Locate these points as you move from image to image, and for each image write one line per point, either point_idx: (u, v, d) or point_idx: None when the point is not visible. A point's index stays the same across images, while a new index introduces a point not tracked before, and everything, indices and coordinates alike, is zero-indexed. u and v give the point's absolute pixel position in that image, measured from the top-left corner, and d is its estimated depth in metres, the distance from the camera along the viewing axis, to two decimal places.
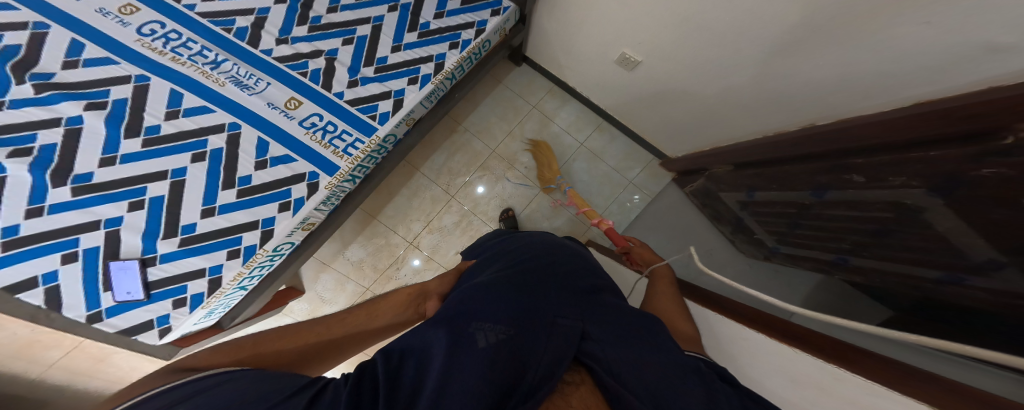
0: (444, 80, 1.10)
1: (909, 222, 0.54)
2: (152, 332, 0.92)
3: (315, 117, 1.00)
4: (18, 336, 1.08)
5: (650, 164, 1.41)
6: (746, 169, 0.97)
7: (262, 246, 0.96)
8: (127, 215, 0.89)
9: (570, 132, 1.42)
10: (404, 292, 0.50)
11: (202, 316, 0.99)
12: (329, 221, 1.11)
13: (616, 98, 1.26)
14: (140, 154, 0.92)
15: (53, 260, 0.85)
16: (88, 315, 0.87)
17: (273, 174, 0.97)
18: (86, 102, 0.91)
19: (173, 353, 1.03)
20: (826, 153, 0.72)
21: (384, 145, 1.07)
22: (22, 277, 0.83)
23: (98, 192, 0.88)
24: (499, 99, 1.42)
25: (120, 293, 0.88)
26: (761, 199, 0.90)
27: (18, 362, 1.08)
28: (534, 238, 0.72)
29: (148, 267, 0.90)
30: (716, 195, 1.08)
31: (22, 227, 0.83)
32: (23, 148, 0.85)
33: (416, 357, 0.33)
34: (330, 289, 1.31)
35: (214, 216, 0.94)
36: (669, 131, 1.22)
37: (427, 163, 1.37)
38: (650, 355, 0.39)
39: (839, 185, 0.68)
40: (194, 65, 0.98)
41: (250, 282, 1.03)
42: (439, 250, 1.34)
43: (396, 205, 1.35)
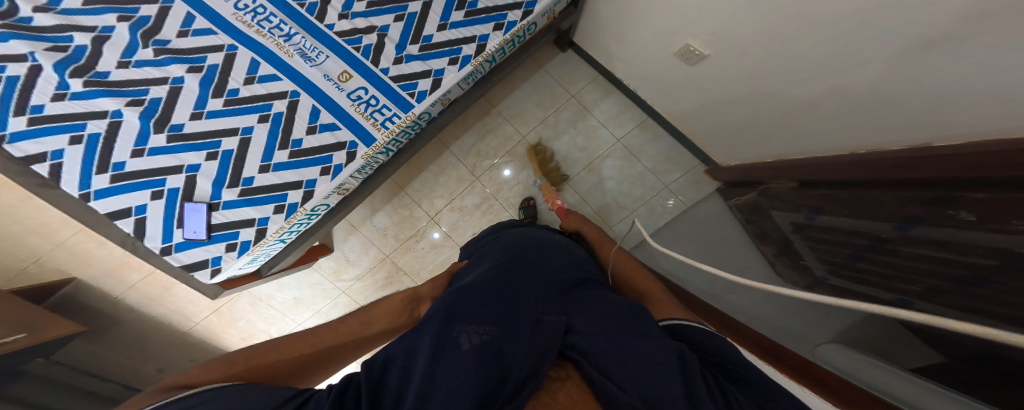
0: (484, 62, 1.05)
1: (1016, 274, 0.41)
2: (205, 270, 0.96)
3: (361, 91, 0.99)
4: (113, 256, 1.22)
5: (693, 170, 1.30)
6: (813, 188, 0.85)
7: (303, 204, 0.97)
8: (204, 164, 0.94)
9: (607, 127, 1.32)
10: (397, 297, 0.53)
11: (246, 262, 1.01)
12: (361, 189, 1.11)
13: (670, 96, 1.15)
14: (222, 112, 0.96)
15: (144, 195, 0.91)
16: (161, 247, 0.93)
17: (320, 141, 0.98)
18: (188, 66, 0.97)
19: (219, 294, 1.05)
20: (924, 181, 0.59)
21: (418, 123, 1.05)
22: (118, 206, 0.90)
23: (186, 141, 0.94)
24: (538, 85, 1.35)
25: (188, 231, 0.93)
26: (824, 224, 0.78)
27: (108, 278, 1.22)
28: (525, 235, 0.81)
29: (213, 211, 0.94)
30: (766, 212, 0.98)
31: (127, 165, 0.91)
32: (139, 99, 0.93)
33: (399, 361, 0.38)
34: (355, 251, 1.34)
35: (269, 173, 0.96)
36: (725, 135, 1.10)
37: (458, 142, 1.35)
38: (636, 340, 0.41)
39: (935, 220, 0.55)
40: (272, 37, 1.00)
41: (288, 236, 1.04)
42: (457, 229, 1.33)
43: (423, 180, 1.34)
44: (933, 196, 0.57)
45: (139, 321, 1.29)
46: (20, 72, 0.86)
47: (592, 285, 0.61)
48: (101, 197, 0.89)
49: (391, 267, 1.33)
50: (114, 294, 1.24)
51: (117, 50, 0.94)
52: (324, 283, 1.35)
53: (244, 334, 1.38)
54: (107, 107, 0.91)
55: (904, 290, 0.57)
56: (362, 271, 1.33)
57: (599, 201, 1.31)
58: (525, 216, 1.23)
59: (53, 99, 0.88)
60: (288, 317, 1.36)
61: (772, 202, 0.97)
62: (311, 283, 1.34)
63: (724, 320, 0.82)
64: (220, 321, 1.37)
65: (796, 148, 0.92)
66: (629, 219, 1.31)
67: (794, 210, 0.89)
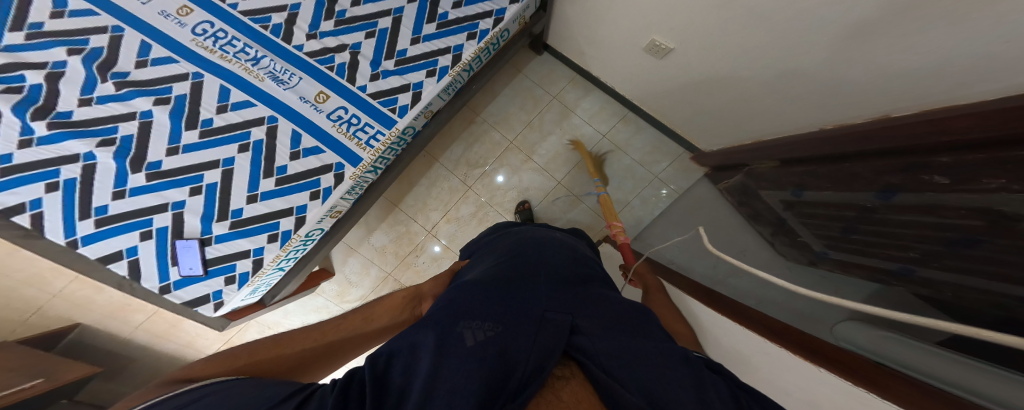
0: (462, 72, 1.07)
1: (997, 232, 0.42)
2: (208, 304, 0.99)
3: (340, 110, 1.02)
4: (112, 299, 1.23)
5: (680, 158, 1.31)
6: (795, 165, 0.86)
7: (296, 231, 1.00)
8: (188, 199, 0.97)
9: (591, 124, 1.34)
10: (398, 296, 0.56)
11: (248, 293, 1.04)
12: (354, 209, 1.14)
13: (646, 89, 1.16)
14: (199, 145, 1.00)
15: (132, 236, 0.95)
16: (160, 287, 0.96)
17: (305, 165, 1.01)
18: (154, 98, 1.00)
19: (225, 325, 1.09)
20: (901, 150, 0.60)
21: (403, 137, 1.08)
22: (108, 251, 0.93)
23: (166, 178, 0.97)
24: (518, 90, 1.37)
25: (184, 268, 0.96)
26: (811, 198, 0.78)
27: (112, 321, 1.24)
28: (525, 234, 0.82)
29: (206, 246, 0.97)
30: (755, 192, 0.97)
31: (110, 207, 0.94)
32: (108, 138, 0.96)
33: (403, 356, 0.39)
34: (356, 272, 1.36)
35: (256, 202, 0.99)
36: (705, 123, 1.11)
37: (446, 154, 1.37)
38: (645, 345, 0.44)
39: (913, 186, 0.56)
40: (237, 61, 1.03)
41: (286, 263, 1.07)
42: (456, 239, 1.35)
43: (416, 194, 1.37)
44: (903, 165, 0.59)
45: (152, 360, 1.32)
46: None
47: (598, 284, 0.63)
48: (89, 243, 0.93)
49: (394, 284, 1.35)
50: (124, 333, 1.27)
51: (74, 88, 0.96)
52: (330, 306, 1.37)
53: None
54: (76, 149, 0.94)
55: (902, 257, 0.55)
56: (366, 292, 1.35)
57: (591, 197, 1.33)
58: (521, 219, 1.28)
59: (20, 145, 0.91)
60: None
61: (758, 182, 0.98)
62: (317, 307, 1.36)
63: (731, 304, 0.81)
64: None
65: (773, 128, 0.92)
66: (624, 213, 1.32)
67: (779, 187, 0.89)
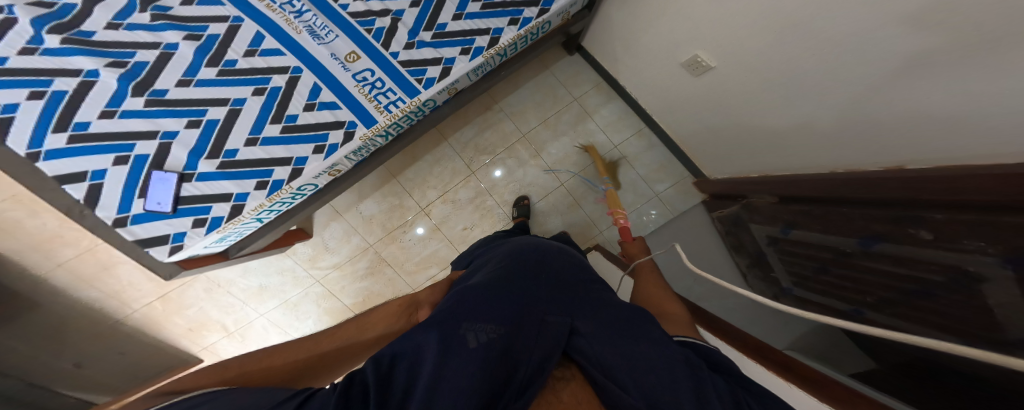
0: (495, 56, 1.04)
1: (960, 290, 0.48)
2: (164, 247, 0.85)
3: (367, 72, 0.94)
4: (46, 227, 1.10)
5: (683, 180, 1.35)
6: (791, 204, 0.88)
7: (289, 183, 0.89)
8: (183, 132, 0.85)
9: (606, 132, 1.36)
10: (395, 302, 0.49)
11: (214, 241, 0.90)
12: (354, 172, 1.04)
13: (670, 105, 1.19)
14: (214, 82, 0.88)
15: (106, 159, 0.80)
16: (115, 218, 0.81)
17: (317, 118, 0.91)
18: (186, 34, 0.88)
19: (174, 274, 0.93)
20: (897, 201, 0.61)
21: (422, 109, 1.01)
22: (70, 171, 0.78)
23: (167, 107, 0.85)
24: (541, 85, 1.36)
25: (150, 202, 0.81)
26: (797, 237, 0.84)
27: (35, 253, 1.10)
28: (526, 242, 0.79)
29: (184, 183, 0.84)
30: (745, 224, 1.03)
31: (92, 125, 0.80)
32: (122, 61, 0.84)
33: (408, 359, 0.35)
34: (336, 238, 1.25)
35: (255, 146, 0.88)
36: (714, 148, 1.15)
37: (457, 134, 1.32)
38: (642, 347, 0.41)
39: (897, 237, 0.59)
40: (281, 12, 0.92)
41: (266, 215, 0.95)
42: (447, 222, 1.29)
43: (417, 169, 1.29)
44: (891, 215, 0.61)
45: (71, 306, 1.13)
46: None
47: (597, 287, 0.62)
48: (52, 159, 0.77)
49: (374, 257, 1.26)
50: (42, 270, 1.11)
51: (109, 12, 0.85)
52: (297, 270, 1.24)
53: (193, 324, 1.24)
54: (82, 66, 0.81)
55: (861, 301, 0.67)
56: (342, 260, 1.25)
57: (592, 205, 1.33)
58: (518, 213, 1.24)
59: (21, 53, 0.78)
60: (249, 305, 1.24)
61: (750, 215, 1.02)
62: (283, 270, 1.23)
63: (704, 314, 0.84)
64: (163, 309, 1.22)
65: (772, 165, 0.96)
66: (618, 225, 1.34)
67: (771, 222, 0.93)
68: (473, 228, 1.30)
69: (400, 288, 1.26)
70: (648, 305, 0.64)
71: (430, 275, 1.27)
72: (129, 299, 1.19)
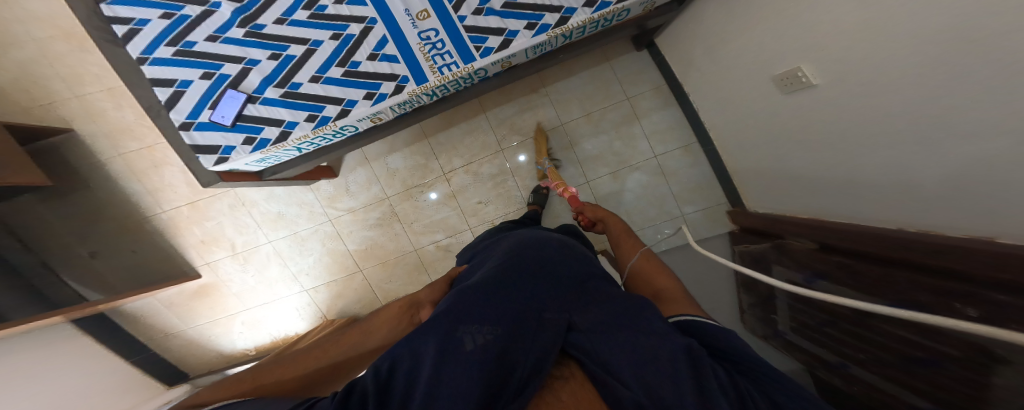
0: (559, 36, 0.93)
1: (969, 363, 0.38)
2: (211, 156, 0.84)
3: (431, 32, 0.83)
4: (123, 121, 1.16)
5: (717, 207, 1.31)
6: (832, 254, 0.78)
7: (336, 121, 0.86)
8: (265, 63, 0.80)
9: (650, 140, 1.31)
10: (394, 306, 0.52)
11: (255, 160, 0.89)
12: (395, 122, 0.99)
13: (730, 127, 1.12)
14: (306, 24, 0.78)
15: (196, 73, 0.78)
16: (183, 122, 0.80)
17: (375, 67, 0.84)
18: None
19: (213, 184, 0.88)
20: (958, 272, 0.50)
21: (472, 77, 0.95)
22: (168, 79, 0.78)
23: (261, 40, 0.78)
24: (598, 77, 1.30)
25: (216, 115, 0.81)
26: (821, 287, 0.72)
27: (105, 140, 1.16)
28: (525, 234, 0.74)
29: (249, 104, 0.82)
30: (769, 264, 0.93)
31: (197, 45, 0.77)
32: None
33: (405, 364, 0.36)
34: (358, 184, 1.21)
35: (316, 83, 0.83)
36: (762, 183, 1.09)
37: (496, 110, 1.26)
38: (642, 340, 0.37)
39: (935, 308, 0.48)
40: None
41: (306, 147, 0.93)
42: (464, 192, 1.25)
43: (450, 134, 1.24)
44: (943, 286, 0.51)
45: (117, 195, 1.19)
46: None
47: (601, 282, 0.54)
48: (158, 65, 0.77)
49: (387, 210, 1.22)
50: (104, 156, 1.17)
51: None
52: (315, 207, 1.20)
53: (206, 237, 1.21)
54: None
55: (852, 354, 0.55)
56: (357, 206, 1.21)
57: (613, 210, 1.31)
58: (535, 201, 1.19)
59: None
60: (261, 230, 1.20)
61: (779, 257, 0.93)
62: (302, 202, 1.19)
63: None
64: (188, 216, 1.21)
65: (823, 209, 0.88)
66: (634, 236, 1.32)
67: (800, 268, 0.82)
68: (487, 202, 1.25)
69: (402, 245, 1.23)
70: (642, 286, 0.60)
71: (435, 240, 1.23)
72: (161, 200, 1.20)
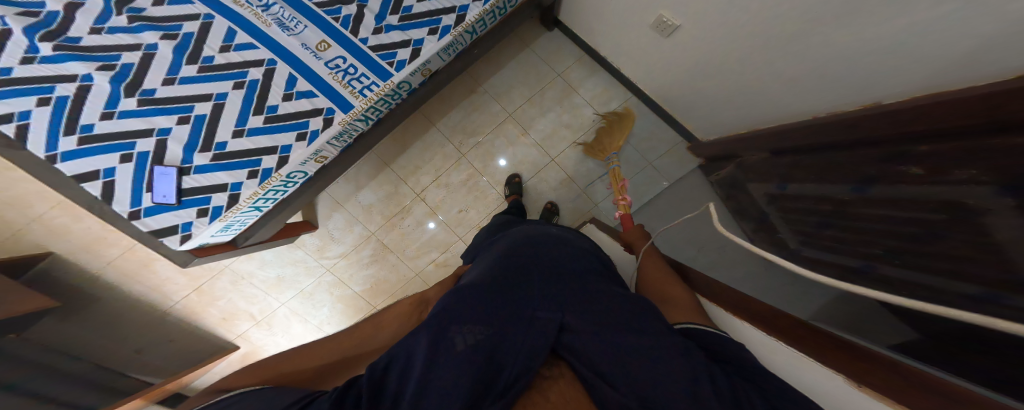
0: (464, 33, 1.03)
1: (965, 227, 0.41)
2: (175, 236, 0.94)
3: (339, 59, 0.98)
4: (91, 231, 1.21)
5: (677, 147, 1.29)
6: (783, 156, 0.82)
7: (277, 170, 0.96)
8: (176, 128, 0.92)
9: (593, 105, 1.34)
10: (408, 302, 0.54)
11: (219, 230, 0.99)
12: (342, 158, 1.11)
13: (648, 71, 1.18)
14: (196, 78, 0.93)
15: (112, 158, 0.88)
16: (130, 211, 0.90)
17: (296, 107, 0.97)
18: (162, 34, 0.93)
19: (188, 261, 1.01)
20: (891, 137, 0.56)
21: (398, 92, 1.05)
22: (88, 170, 0.87)
23: (158, 105, 0.91)
24: (523, 63, 1.36)
25: (157, 196, 0.90)
26: (794, 192, 0.76)
27: (86, 253, 1.22)
28: (518, 232, 0.72)
29: (184, 176, 0.92)
30: (743, 184, 0.96)
31: (96, 127, 0.88)
32: (110, 64, 0.90)
33: (399, 360, 0.36)
34: (340, 228, 1.34)
35: (242, 138, 0.95)
36: (701, 109, 1.11)
37: (444, 119, 1.35)
38: (634, 339, 0.39)
39: (887, 177, 0.55)
40: (249, 7, 0.96)
41: (264, 204, 1.03)
42: (442, 205, 1.34)
43: (409, 156, 1.35)
44: (882, 153, 0.57)
45: (120, 299, 1.27)
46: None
47: (595, 277, 0.55)
48: (68, 159, 0.86)
49: (376, 244, 1.34)
50: (95, 267, 1.23)
51: (88, 17, 0.91)
52: (308, 260, 1.34)
53: (226, 314, 1.34)
54: (76, 71, 0.88)
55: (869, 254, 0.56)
56: (347, 248, 1.34)
57: (584, 179, 1.33)
58: (512, 191, 1.28)
59: (22, 62, 0.85)
60: (270, 296, 1.34)
61: (745, 173, 0.95)
62: (295, 260, 1.34)
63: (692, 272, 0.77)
64: (200, 300, 1.32)
65: (758, 120, 0.92)
66: (613, 197, 1.32)
67: (767, 178, 0.86)
68: (468, 209, 1.34)
69: (403, 273, 1.34)
70: (652, 288, 0.62)
71: (431, 259, 1.33)
72: (169, 292, 1.30)
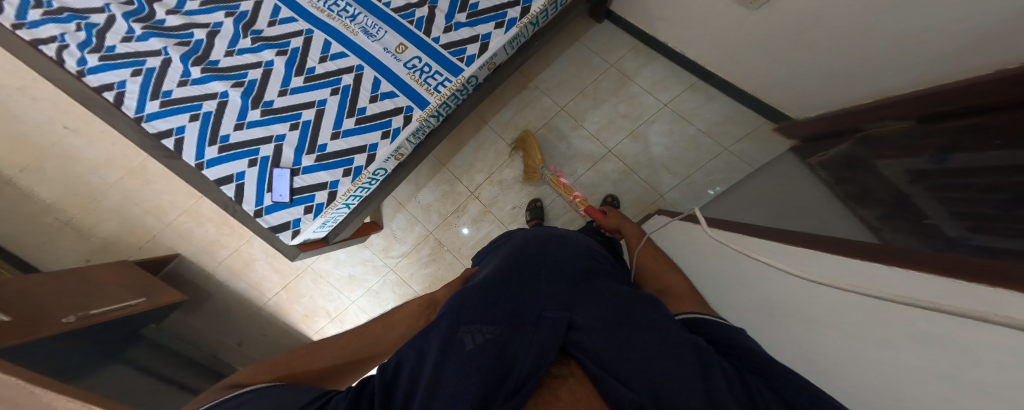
0: (528, 25, 1.07)
1: None
2: (288, 231, 1.05)
3: (415, 60, 1.06)
4: (208, 235, 1.42)
5: (758, 129, 1.17)
6: (939, 122, 0.70)
7: (367, 167, 1.05)
8: (288, 134, 1.04)
9: (652, 93, 1.26)
10: (415, 302, 0.51)
11: (319, 226, 1.09)
12: (414, 156, 1.18)
13: (716, 48, 1.09)
14: (303, 88, 1.06)
15: (242, 163, 1.03)
16: (255, 210, 1.03)
17: (380, 107, 1.05)
18: (277, 50, 1.08)
19: (297, 254, 1.13)
20: None
21: (466, 87, 1.10)
22: (224, 174, 1.02)
23: (276, 114, 1.05)
24: (574, 57, 1.32)
25: (276, 195, 1.03)
26: (957, 163, 0.60)
27: (205, 254, 1.43)
28: (535, 231, 0.64)
29: (295, 176, 1.04)
30: (865, 161, 0.80)
31: (231, 137, 1.03)
32: (240, 81, 1.06)
33: (410, 362, 0.34)
34: (402, 228, 1.41)
35: (338, 139, 1.05)
36: (795, 82, 0.99)
37: (496, 117, 1.36)
38: (642, 338, 0.35)
39: None
40: (340, 19, 1.09)
41: (352, 201, 1.12)
42: (496, 203, 1.35)
43: (464, 155, 1.38)
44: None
45: (228, 295, 1.45)
46: (156, 64, 1.03)
47: (606, 277, 0.49)
48: (212, 166, 1.02)
49: (434, 243, 1.39)
50: (211, 267, 1.43)
51: (224, 42, 1.08)
52: (376, 259, 1.43)
53: (307, 311, 1.47)
54: (216, 89, 1.04)
55: None
56: (408, 248, 1.40)
57: (646, 169, 1.25)
58: (532, 216, 1.26)
59: (179, 84, 1.03)
60: (343, 294, 1.45)
61: (873, 150, 0.80)
62: (364, 260, 1.43)
63: (760, 231, 0.72)
64: (288, 297, 1.47)
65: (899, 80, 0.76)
66: (684, 185, 1.22)
67: (907, 151, 0.72)
68: (521, 205, 1.33)
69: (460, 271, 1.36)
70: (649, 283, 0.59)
71: None
72: (265, 289, 1.46)
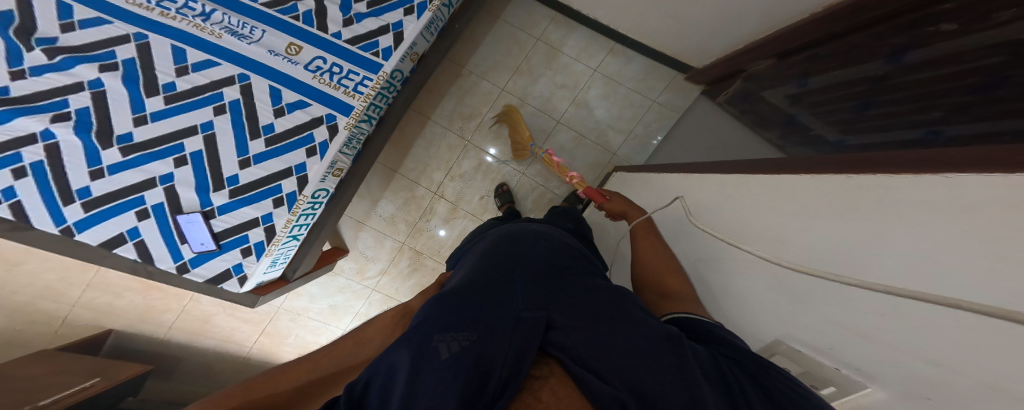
0: (441, 6, 1.08)
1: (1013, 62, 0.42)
2: (233, 280, 1.07)
3: (317, 60, 1.01)
4: (137, 304, 1.25)
5: (674, 79, 1.28)
6: (792, 57, 0.92)
7: (301, 192, 1.05)
8: (176, 171, 0.96)
9: (581, 60, 1.30)
10: (389, 313, 0.48)
11: (268, 265, 1.11)
12: (354, 167, 1.18)
13: (622, 11, 1.14)
14: (167, 111, 0.94)
15: (129, 218, 0.94)
16: (177, 266, 1.01)
17: (293, 120, 1.02)
18: (97, 65, 0.89)
19: (256, 300, 1.16)
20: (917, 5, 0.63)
21: (392, 82, 1.10)
22: (110, 234, 0.93)
23: (144, 150, 0.93)
24: (500, 36, 1.32)
25: (196, 244, 1.00)
26: (816, 85, 0.81)
27: (145, 324, 1.27)
28: (506, 231, 0.67)
29: (211, 219, 1.00)
30: (756, 95, 1.00)
31: (93, 188, 0.90)
32: (61, 113, 0.87)
33: (381, 381, 0.32)
34: (370, 246, 1.40)
35: (251, 166, 1.01)
36: (693, 35, 1.08)
37: (437, 110, 1.35)
38: (619, 333, 0.38)
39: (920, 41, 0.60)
40: (185, 19, 0.94)
41: (299, 231, 1.12)
42: (463, 197, 1.37)
43: (414, 157, 1.36)
44: (914, 19, 0.63)
45: (198, 357, 1.35)
46: None
47: (579, 274, 0.52)
48: (84, 229, 0.91)
49: (410, 253, 1.40)
50: (159, 335, 1.29)
51: None
52: (353, 284, 1.43)
53: (299, 348, 1.53)
54: (31, 128, 0.84)
55: (916, 119, 0.52)
56: (385, 263, 1.41)
57: (594, 132, 1.32)
58: (503, 201, 1.29)
59: None
60: (331, 324, 1.48)
61: (759, 83, 1.00)
62: (341, 288, 1.43)
63: (711, 169, 0.78)
64: (271, 341, 1.49)
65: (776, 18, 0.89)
66: (629, 141, 1.31)
67: (784, 81, 0.92)
68: (489, 193, 1.37)
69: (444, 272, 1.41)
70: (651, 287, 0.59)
71: None
72: (241, 338, 1.43)
